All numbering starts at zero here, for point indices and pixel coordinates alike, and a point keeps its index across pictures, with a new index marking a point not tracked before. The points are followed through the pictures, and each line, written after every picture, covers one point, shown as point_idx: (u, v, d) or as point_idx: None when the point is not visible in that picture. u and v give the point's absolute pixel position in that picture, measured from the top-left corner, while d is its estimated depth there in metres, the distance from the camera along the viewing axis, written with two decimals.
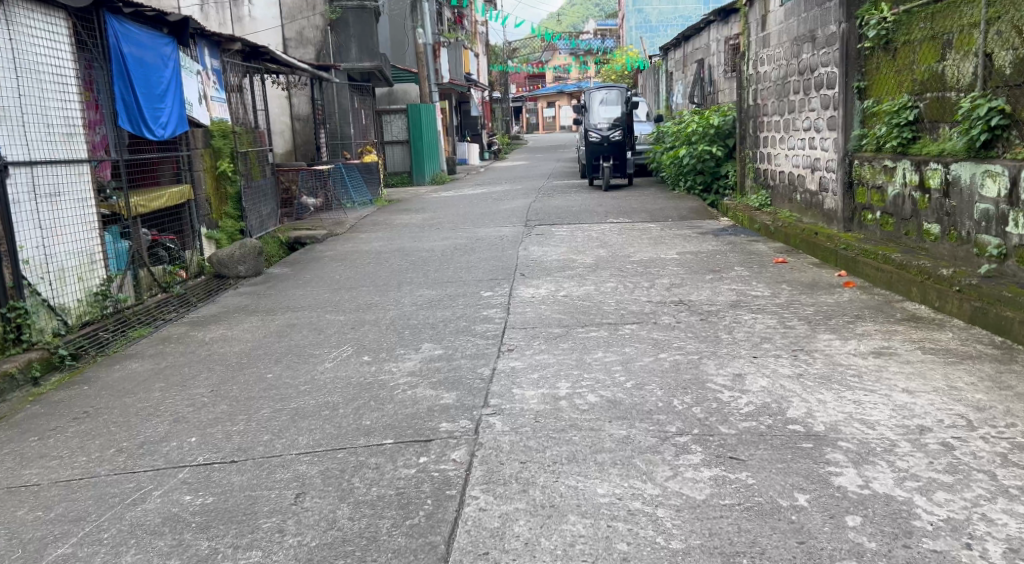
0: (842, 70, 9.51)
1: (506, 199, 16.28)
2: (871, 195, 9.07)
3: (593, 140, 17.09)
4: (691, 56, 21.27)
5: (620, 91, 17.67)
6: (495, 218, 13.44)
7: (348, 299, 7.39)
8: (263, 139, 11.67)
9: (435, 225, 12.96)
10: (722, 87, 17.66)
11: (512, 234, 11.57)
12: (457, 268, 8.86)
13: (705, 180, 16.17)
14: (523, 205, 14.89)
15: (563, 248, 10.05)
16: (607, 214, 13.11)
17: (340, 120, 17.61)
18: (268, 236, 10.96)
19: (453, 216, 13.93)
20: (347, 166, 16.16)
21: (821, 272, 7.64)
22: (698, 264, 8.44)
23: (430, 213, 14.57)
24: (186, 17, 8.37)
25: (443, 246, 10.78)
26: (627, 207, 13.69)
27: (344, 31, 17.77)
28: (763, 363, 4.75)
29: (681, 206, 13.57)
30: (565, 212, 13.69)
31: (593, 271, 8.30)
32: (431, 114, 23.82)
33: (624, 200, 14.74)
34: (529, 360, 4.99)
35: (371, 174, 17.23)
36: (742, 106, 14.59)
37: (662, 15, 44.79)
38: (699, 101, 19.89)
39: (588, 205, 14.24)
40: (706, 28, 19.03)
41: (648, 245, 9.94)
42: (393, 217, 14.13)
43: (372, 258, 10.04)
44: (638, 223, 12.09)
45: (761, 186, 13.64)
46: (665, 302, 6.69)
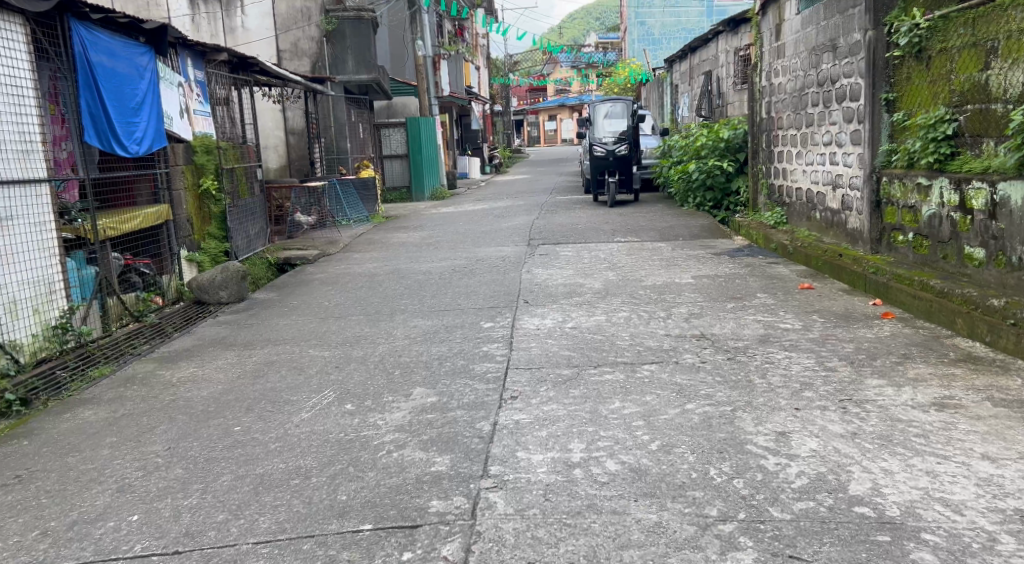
0: (868, 81, 8.88)
1: (508, 215, 15.65)
2: (903, 215, 8.44)
3: (597, 155, 16.47)
4: (698, 68, 20.69)
5: (626, 104, 17.02)
6: (496, 237, 12.79)
7: (337, 331, 6.75)
8: (252, 155, 10.99)
9: (433, 244, 12.32)
10: (732, 100, 17.05)
11: (515, 255, 10.92)
12: (456, 294, 8.21)
13: (715, 197, 15.53)
14: (526, 222, 14.26)
15: (569, 271, 9.41)
16: (613, 233, 12.47)
17: (336, 133, 17.02)
18: (255, 257, 10.37)
19: (452, 234, 13.28)
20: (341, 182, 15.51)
21: (853, 301, 7.00)
22: (716, 290, 7.78)
23: (429, 231, 13.93)
24: (164, 25, 7.76)
25: (442, 268, 10.14)
26: (635, 225, 13.05)
27: (341, 43, 16.90)
28: (807, 419, 4.10)
29: (692, 224, 12.92)
30: (570, 230, 13.05)
31: (602, 297, 7.64)
32: (430, 127, 23.25)
33: (631, 217, 14.09)
34: (537, 412, 4.33)
35: (369, 189, 16.61)
36: (754, 119, 13.97)
37: (665, 27, 44.31)
38: (707, 114, 19.27)
39: (593, 223, 13.59)
40: (714, 40, 18.44)
41: (660, 268, 9.28)
42: (389, 235, 13.49)
43: (366, 282, 9.40)
44: (647, 242, 11.45)
45: (776, 203, 13.00)
46: (685, 337, 6.03)
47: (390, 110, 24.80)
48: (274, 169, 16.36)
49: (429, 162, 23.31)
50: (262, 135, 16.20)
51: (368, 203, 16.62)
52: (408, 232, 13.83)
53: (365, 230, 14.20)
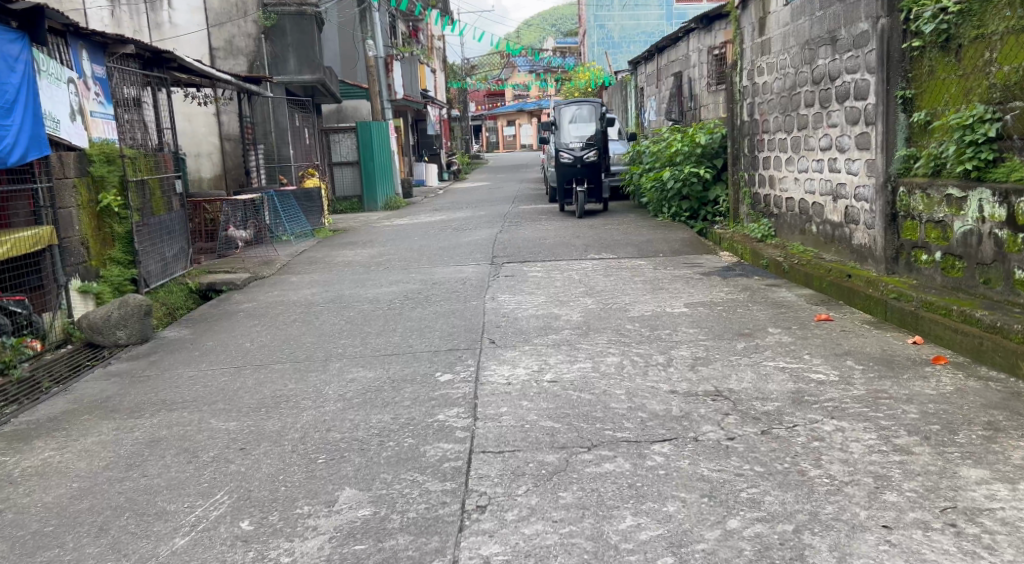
0: (882, 76, 7.67)
1: (468, 228, 14.29)
2: (926, 231, 7.25)
3: (564, 162, 15.20)
4: (666, 69, 19.54)
5: (593, 107, 16.00)
6: (455, 254, 11.43)
7: (257, 388, 5.38)
8: (170, 164, 9.80)
9: (382, 264, 10.92)
10: (705, 102, 15.88)
11: (476, 277, 9.59)
12: (408, 330, 6.87)
13: (692, 207, 14.34)
14: (488, 236, 12.93)
15: (539, 297, 8.10)
16: (586, 249, 11.20)
17: (277, 141, 15.67)
18: (174, 283, 9.29)
19: (405, 251, 11.89)
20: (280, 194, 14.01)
21: (888, 339, 5.80)
22: (717, 323, 6.54)
23: (379, 247, 12.54)
24: (40, 7, 6.36)
25: (392, 294, 8.77)
26: (608, 239, 11.79)
27: (280, 40, 15.73)
28: (911, 550, 3.01)
29: (671, 238, 11.70)
30: (537, 245, 11.75)
31: (584, 335, 6.34)
32: (383, 132, 21.90)
33: (603, 230, 12.85)
34: (516, 538, 3.20)
35: (313, 202, 15.12)
36: (734, 122, 12.78)
37: (625, 31, 43.37)
38: (678, 118, 18.09)
39: (561, 236, 12.31)
40: (683, 38, 17.27)
41: (645, 293, 8.01)
42: (334, 253, 12.06)
43: (301, 315, 8.00)
44: (625, 261, 10.22)
45: (761, 214, 11.78)
46: (696, 395, 4.77)
47: (339, 115, 23.43)
48: (207, 178, 15.08)
49: (381, 169, 21.86)
50: (194, 140, 14.91)
51: (312, 217, 15.11)
52: (355, 249, 12.41)
53: (309, 248, 12.78)
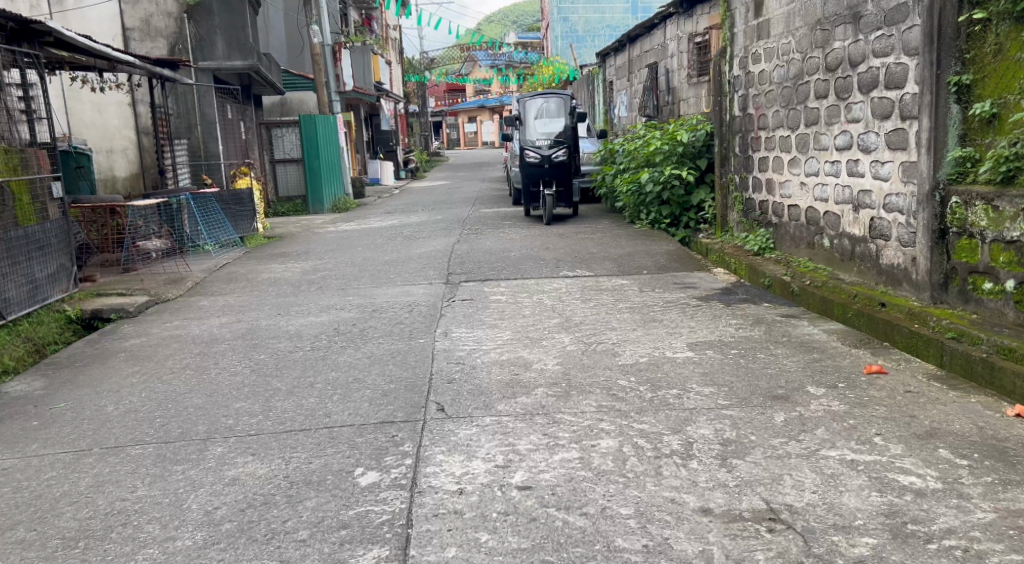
0: (930, 57, 6.10)
1: (421, 236, 12.58)
2: (994, 253, 5.67)
3: (531, 162, 13.61)
4: (638, 61, 18.01)
5: (562, 100, 14.31)
6: (403, 270, 9.78)
7: (99, 503, 3.71)
8: (43, 162, 8.42)
9: (316, 285, 9.19)
10: (684, 96, 14.35)
11: (426, 303, 7.96)
12: (332, 391, 5.23)
13: (672, 212, 12.78)
14: (444, 247, 11.26)
15: (503, 334, 6.49)
16: (556, 265, 9.57)
17: (204, 134, 14.67)
18: (48, 310, 7.95)
19: (344, 266, 10.20)
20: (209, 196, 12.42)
21: (980, 409, 4.25)
22: (737, 375, 4.94)
23: (316, 259, 10.82)
24: None
25: (320, 329, 7.11)
26: (581, 252, 10.18)
27: (207, 20, 14.94)
28: None
29: (654, 251, 10.11)
30: (499, 259, 10.12)
31: (565, 398, 4.72)
32: (331, 128, 20.12)
33: (575, 240, 11.23)
34: None
35: (243, 206, 13.44)
36: (721, 117, 11.22)
37: (588, 24, 42.52)
38: (653, 113, 16.56)
39: (527, 248, 10.67)
40: (659, 26, 15.74)
41: (634, 328, 6.43)
42: (262, 269, 10.34)
43: (200, 363, 6.29)
44: (605, 282, 8.60)
45: (756, 223, 10.21)
46: (742, 521, 3.18)
47: (284, 107, 22.38)
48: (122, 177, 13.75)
49: (328, 167, 20.13)
50: (106, 135, 13.53)
51: (240, 224, 13.37)
52: (288, 263, 10.70)
53: (232, 261, 11.02)
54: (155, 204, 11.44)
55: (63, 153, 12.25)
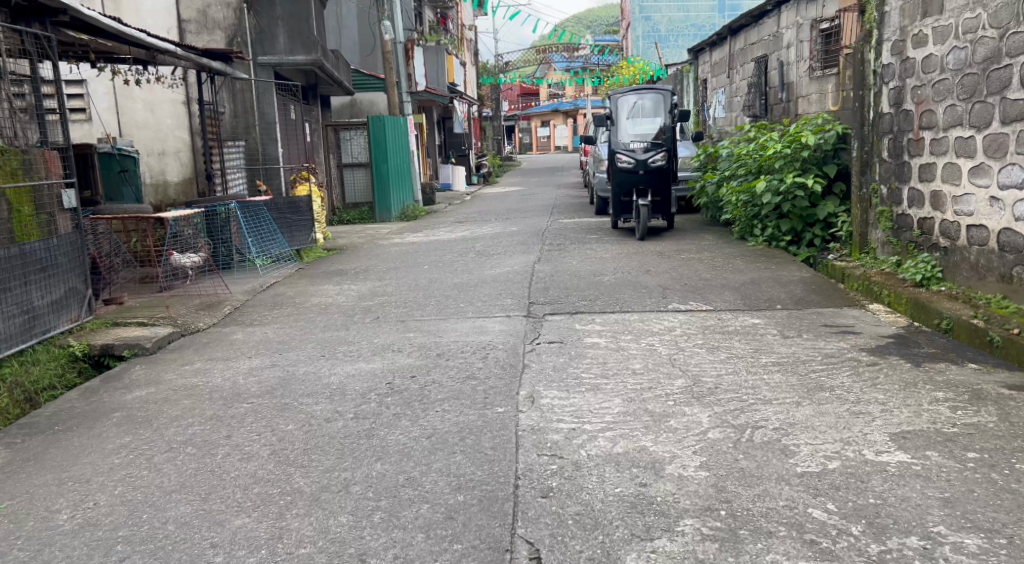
0: None
1: (497, 252, 10.91)
2: None
3: (623, 169, 11.79)
4: (742, 55, 16.13)
5: (660, 96, 12.36)
6: (477, 297, 8.14)
7: None
8: (53, 166, 6.95)
9: (373, 316, 7.57)
10: (806, 92, 12.45)
11: (506, 346, 6.29)
12: (377, 507, 3.57)
13: (793, 227, 10.93)
14: (523, 267, 9.57)
15: (612, 405, 4.74)
16: (667, 297, 7.74)
17: (262, 136, 13.30)
18: (47, 346, 6.39)
19: (408, 290, 8.60)
20: (257, 203, 10.83)
21: None
22: (1007, 512, 3.25)
23: (378, 279, 9.28)
24: None
25: (370, 383, 5.49)
26: (695, 279, 8.32)
27: (267, 11, 13.28)
28: None
29: (785, 279, 8.21)
30: (592, 285, 8.36)
31: (736, 550, 3.09)
32: (398, 130, 18.73)
33: (682, 262, 9.39)
34: None
35: (301, 217, 11.93)
36: (863, 115, 9.44)
37: (672, 23, 40.74)
38: (761, 114, 14.66)
39: (626, 272, 8.86)
40: (773, 13, 13.85)
41: (794, 401, 4.62)
42: (314, 291, 8.83)
43: (206, 433, 4.68)
44: (735, 324, 6.74)
45: (913, 244, 8.32)
46: None
47: (353, 108, 21.13)
48: (175, 182, 12.31)
49: (396, 172, 18.69)
50: (159, 135, 12.17)
51: (296, 236, 11.84)
52: (345, 283, 9.19)
53: (281, 280, 9.53)
54: (200, 212, 10.09)
55: (103, 155, 10.83)
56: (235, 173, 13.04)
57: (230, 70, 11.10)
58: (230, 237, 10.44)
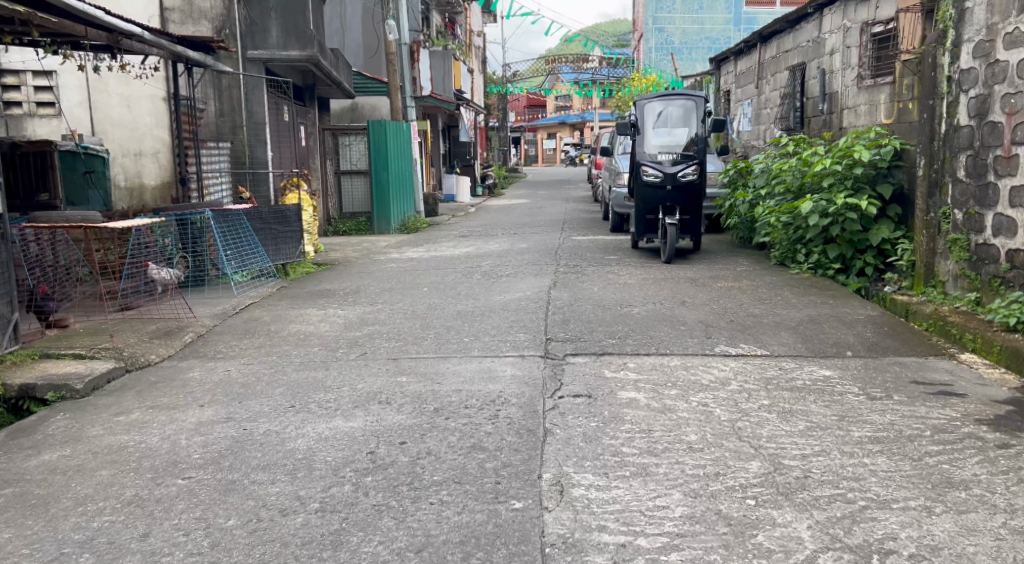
0: None
1: (506, 274, 9.66)
2: None
3: (650, 183, 10.58)
4: (773, 66, 14.97)
5: (696, 103, 11.07)
6: (485, 330, 6.90)
7: None
8: None
9: (360, 354, 6.30)
10: (853, 104, 11.28)
11: (521, 401, 5.03)
12: None
13: (841, 253, 9.74)
14: (538, 292, 8.32)
15: (671, 506, 3.50)
16: (714, 339, 6.47)
17: (251, 138, 12.12)
18: None
19: (403, 318, 7.34)
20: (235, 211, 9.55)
21: None
22: None
23: (370, 304, 8.05)
24: None
25: (347, 451, 4.24)
26: (743, 317, 7.04)
27: (260, 2, 12.12)
28: None
29: (850, 320, 6.95)
30: (620, 319, 7.11)
31: None
32: (400, 136, 17.60)
33: (722, 293, 8.11)
34: None
35: (289, 227, 10.69)
36: (932, 129, 8.35)
37: (686, 35, 39.60)
38: (796, 127, 13.47)
39: (659, 304, 7.59)
40: (814, 18, 12.69)
41: (920, 513, 3.40)
42: (295, 316, 7.60)
43: (117, 531, 3.43)
44: (804, 383, 5.46)
45: (999, 279, 7.28)
46: None
47: (353, 113, 19.93)
48: (152, 187, 10.53)
49: (396, 179, 17.47)
50: (136, 133, 10.41)
51: (282, 248, 10.58)
52: (332, 307, 7.97)
53: (260, 300, 8.30)
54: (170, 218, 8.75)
55: (65, 154, 9.34)
56: (217, 185, 11.45)
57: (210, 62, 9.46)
58: (204, 248, 9.19)
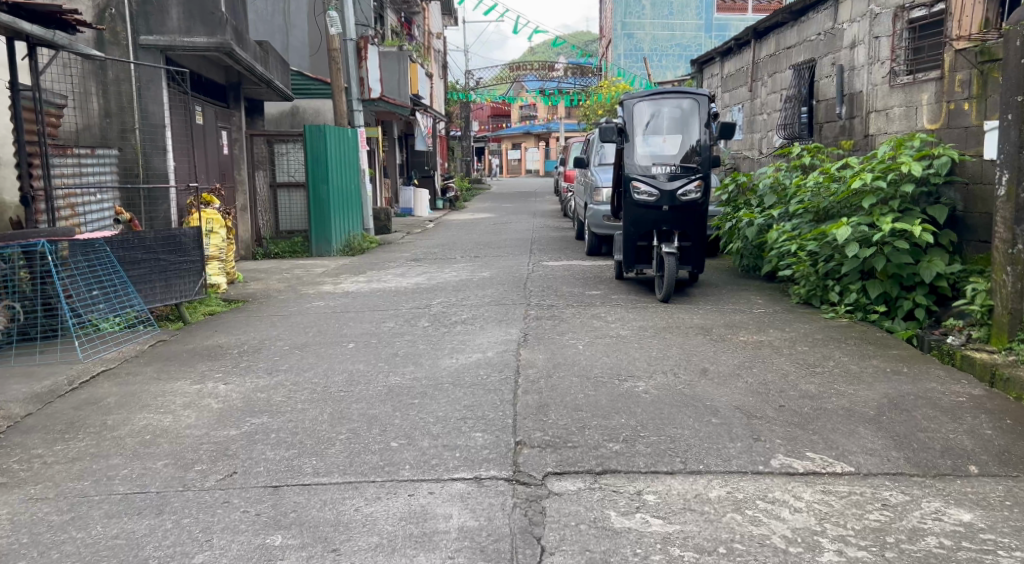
0: None
1: (460, 320, 7.48)
2: None
3: (642, 203, 8.50)
4: (772, 63, 12.90)
5: (698, 101, 8.85)
6: (424, 426, 4.70)
7: None
8: None
9: (222, 485, 4.08)
10: (883, 103, 9.19)
11: None
12: None
13: (886, 291, 7.57)
14: (501, 352, 6.14)
15: None
16: (763, 446, 4.32)
17: (145, 144, 9.81)
18: None
19: (307, 405, 5.14)
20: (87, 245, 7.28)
21: None
22: None
23: (269, 377, 5.83)
24: None
25: None
26: (795, 401, 4.89)
27: None
28: None
29: (950, 408, 4.79)
30: (620, 403, 4.93)
31: None
32: (342, 143, 15.24)
33: (751, 354, 5.97)
34: None
35: (185, 257, 8.32)
36: (1022, 136, 6.21)
37: (656, 42, 37.71)
38: (805, 133, 11.38)
39: (671, 376, 5.44)
40: (830, 4, 10.60)
41: None
42: (155, 401, 5.38)
43: None
44: (942, 550, 3.36)
45: None
46: None
47: (293, 118, 17.65)
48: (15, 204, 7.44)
49: (339, 194, 15.11)
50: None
51: (175, 284, 8.20)
52: (213, 381, 5.84)
53: (120, 374, 6.08)
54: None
55: None
56: (88, 205, 8.47)
57: (66, 43, 7.07)
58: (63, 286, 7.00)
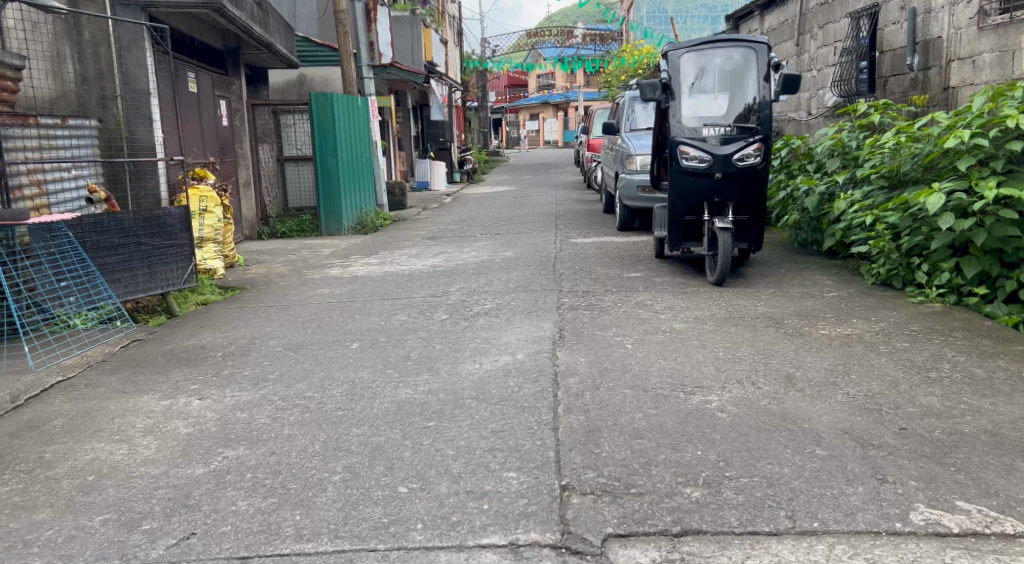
0: None
1: (482, 311, 6.41)
2: None
3: (691, 170, 7.35)
4: (824, 13, 11.62)
5: (752, 51, 7.64)
6: (440, 461, 3.66)
7: None
8: None
9: (173, 559, 3.10)
10: (970, 50, 7.92)
11: None
12: None
13: (986, 270, 6.31)
14: (533, 354, 5.07)
15: None
16: (893, 491, 3.23)
17: (129, 112, 8.76)
18: None
19: (295, 430, 4.11)
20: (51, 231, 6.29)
21: None
22: None
23: (252, 390, 4.81)
24: None
25: None
26: (917, 421, 3.80)
27: None
28: None
29: None
30: (691, 426, 3.85)
31: None
32: (351, 112, 14.07)
33: (844, 354, 4.85)
34: None
35: (172, 240, 7.15)
36: None
37: (680, 4, 36.15)
38: (866, 89, 10.13)
39: (749, 386, 4.36)
40: None
41: None
42: (111, 424, 4.38)
43: None
44: None
45: None
46: None
47: (300, 87, 16.55)
48: None
49: (349, 167, 13.97)
50: None
51: (159, 271, 7.05)
52: (186, 396, 4.82)
53: (75, 388, 5.09)
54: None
55: None
56: (59, 183, 7.45)
57: None
58: (20, 278, 6.03)
